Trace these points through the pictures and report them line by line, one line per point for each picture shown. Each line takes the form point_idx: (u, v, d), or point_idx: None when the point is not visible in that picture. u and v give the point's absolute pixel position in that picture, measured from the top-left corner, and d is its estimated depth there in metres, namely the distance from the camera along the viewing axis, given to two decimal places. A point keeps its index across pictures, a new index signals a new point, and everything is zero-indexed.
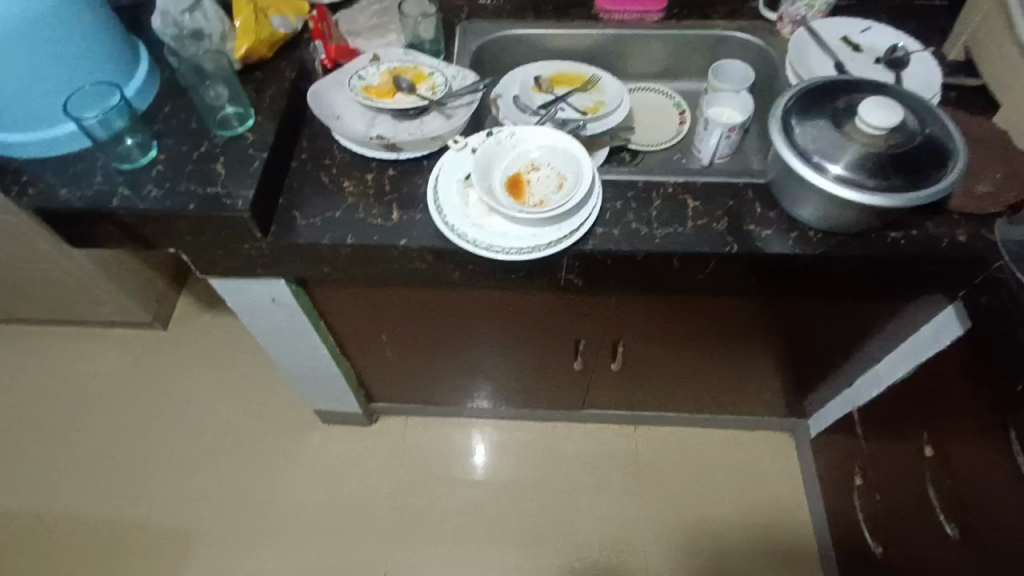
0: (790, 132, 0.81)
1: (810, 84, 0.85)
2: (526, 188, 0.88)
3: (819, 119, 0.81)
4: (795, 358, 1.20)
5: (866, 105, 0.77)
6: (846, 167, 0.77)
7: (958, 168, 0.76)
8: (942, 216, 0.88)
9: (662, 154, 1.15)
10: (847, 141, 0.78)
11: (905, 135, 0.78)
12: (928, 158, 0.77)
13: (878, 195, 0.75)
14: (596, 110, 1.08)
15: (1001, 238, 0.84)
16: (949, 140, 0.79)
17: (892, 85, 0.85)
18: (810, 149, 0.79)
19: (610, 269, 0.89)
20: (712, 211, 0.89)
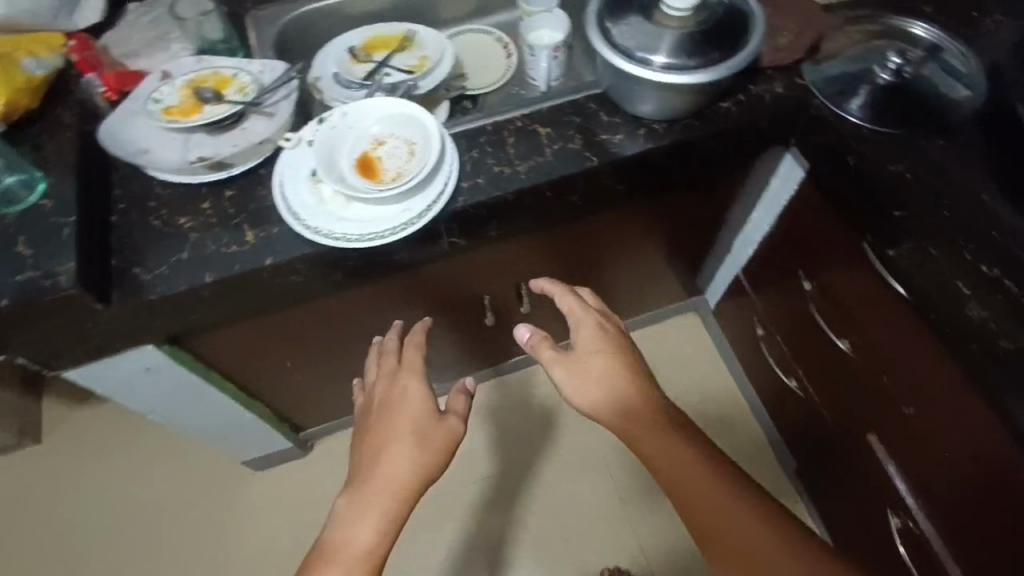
0: (610, 36, 0.82)
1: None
2: (378, 166, 0.83)
3: (632, 15, 0.83)
4: (677, 244, 1.28)
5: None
6: (670, 53, 0.80)
7: (761, 28, 0.82)
8: (759, 75, 0.94)
9: (502, 92, 1.14)
10: (662, 28, 0.80)
11: (708, 9, 0.82)
12: (733, 26, 0.82)
13: (705, 71, 0.79)
14: (422, 66, 1.04)
15: (810, 81, 0.93)
16: (745, 4, 0.84)
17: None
18: (633, 45, 0.81)
19: (488, 219, 0.88)
20: (564, 133, 0.89)
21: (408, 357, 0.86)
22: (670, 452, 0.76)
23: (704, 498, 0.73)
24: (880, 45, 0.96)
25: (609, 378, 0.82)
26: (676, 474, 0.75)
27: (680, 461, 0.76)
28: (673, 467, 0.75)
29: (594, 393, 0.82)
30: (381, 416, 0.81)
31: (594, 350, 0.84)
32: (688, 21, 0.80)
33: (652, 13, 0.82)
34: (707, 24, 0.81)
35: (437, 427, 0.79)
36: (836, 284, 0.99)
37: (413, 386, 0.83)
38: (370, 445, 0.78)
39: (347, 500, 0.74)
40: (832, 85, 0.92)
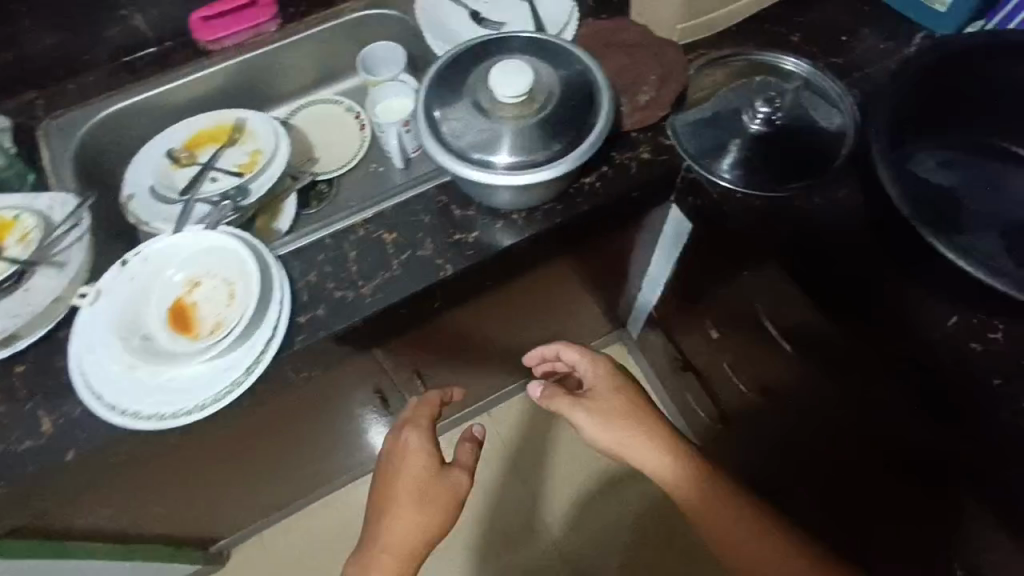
0: (440, 136, 0.72)
1: (434, 70, 0.76)
2: (195, 314, 0.71)
3: (461, 108, 0.73)
4: (582, 302, 1.19)
5: (494, 74, 0.70)
6: (512, 150, 0.70)
7: (608, 100, 0.73)
8: (621, 139, 0.86)
9: (360, 170, 1.03)
10: (498, 120, 0.71)
11: (546, 91, 0.72)
12: (578, 106, 0.72)
13: (556, 164, 0.69)
14: (252, 164, 0.90)
15: (676, 143, 0.85)
16: (590, 76, 0.74)
17: (508, 33, 0.79)
18: (468, 146, 0.71)
19: (339, 349, 0.77)
20: (414, 237, 0.79)
21: (417, 410, 0.82)
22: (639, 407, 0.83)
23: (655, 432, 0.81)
24: (745, 91, 0.89)
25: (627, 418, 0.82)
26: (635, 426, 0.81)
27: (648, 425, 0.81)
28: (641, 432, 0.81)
29: (615, 432, 0.81)
30: (385, 469, 0.77)
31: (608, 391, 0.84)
32: (523, 108, 0.71)
33: (482, 105, 0.72)
34: (546, 106, 0.71)
35: (440, 483, 0.75)
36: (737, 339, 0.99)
37: (415, 441, 0.78)
38: (377, 504, 0.76)
39: (354, 562, 0.74)
40: (700, 143, 0.85)
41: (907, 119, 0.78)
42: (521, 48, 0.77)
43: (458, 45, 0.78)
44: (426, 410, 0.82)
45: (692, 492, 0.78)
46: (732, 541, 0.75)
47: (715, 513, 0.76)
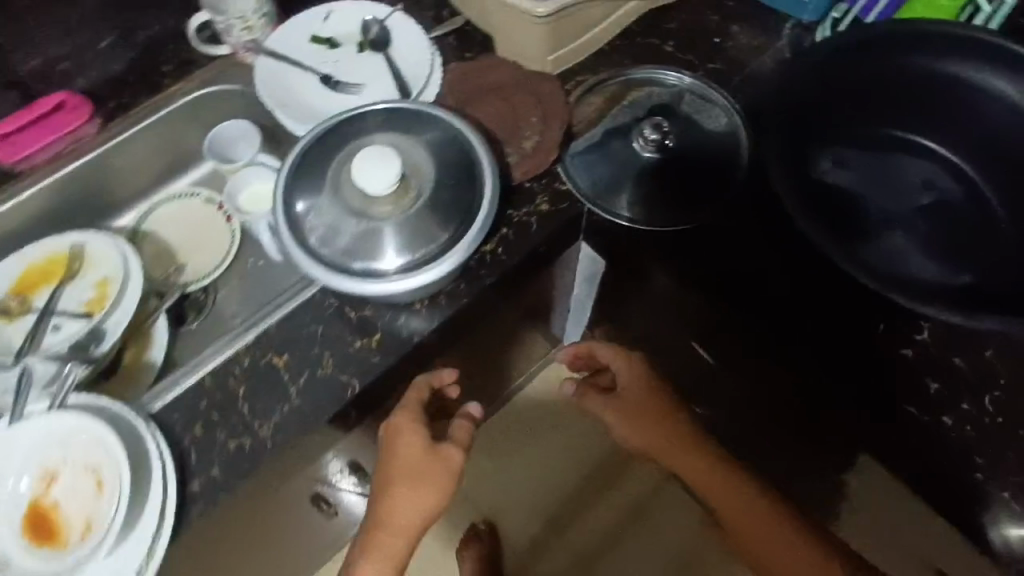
0: (313, 250, 0.64)
1: (288, 169, 0.68)
2: (61, 514, 0.61)
3: (329, 211, 0.65)
4: (517, 351, 1.13)
5: (353, 169, 0.62)
6: (395, 251, 0.63)
7: (490, 166, 0.66)
8: (516, 193, 0.79)
9: (236, 269, 0.92)
10: (373, 220, 0.63)
11: (418, 176, 0.65)
12: (458, 181, 0.65)
13: (448, 256, 0.62)
14: (101, 299, 0.77)
15: (573, 187, 0.79)
16: (462, 143, 0.67)
17: (363, 107, 0.70)
18: (346, 255, 0.63)
19: (250, 500, 0.68)
20: (309, 356, 0.70)
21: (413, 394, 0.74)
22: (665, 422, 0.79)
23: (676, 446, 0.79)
24: (630, 116, 0.84)
25: (661, 430, 0.79)
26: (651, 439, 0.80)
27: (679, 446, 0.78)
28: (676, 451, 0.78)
29: (637, 434, 0.81)
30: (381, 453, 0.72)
31: (636, 397, 0.81)
32: (397, 200, 0.63)
33: (352, 205, 0.64)
34: (422, 193, 0.64)
35: (429, 461, 0.69)
36: (678, 366, 0.98)
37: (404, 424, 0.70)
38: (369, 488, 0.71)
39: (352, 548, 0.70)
40: (597, 181, 0.80)
41: (799, 126, 0.76)
42: (382, 123, 0.69)
43: (310, 133, 0.69)
44: (418, 391, 0.74)
45: (729, 505, 0.75)
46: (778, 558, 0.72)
47: (763, 533, 0.73)
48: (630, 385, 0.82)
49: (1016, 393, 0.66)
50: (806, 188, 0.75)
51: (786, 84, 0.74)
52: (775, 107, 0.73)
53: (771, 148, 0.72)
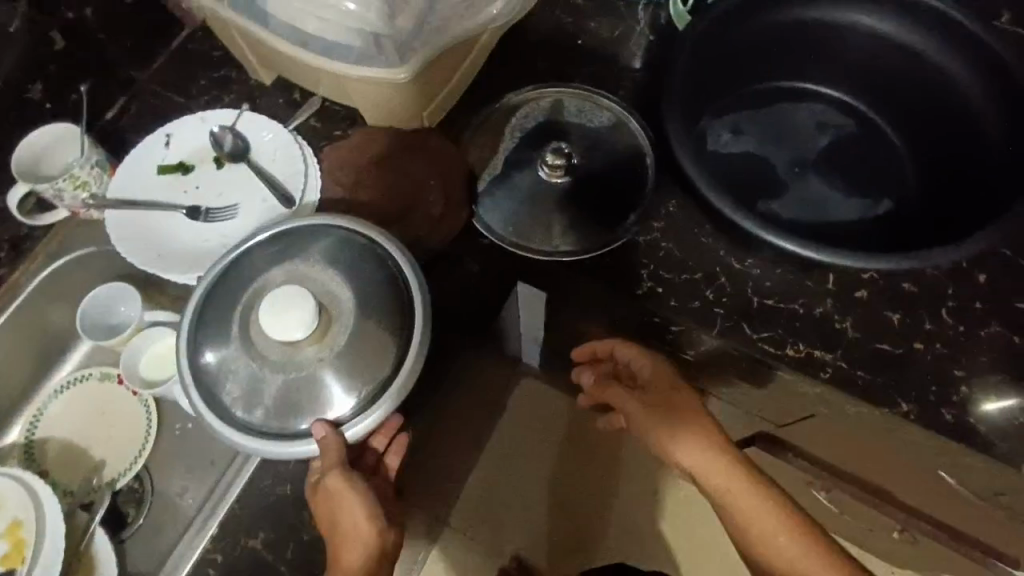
0: (245, 421, 0.57)
1: (188, 335, 0.59)
2: None
3: (249, 373, 0.57)
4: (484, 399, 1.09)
5: (263, 324, 0.55)
6: (338, 394, 0.57)
7: (412, 267, 0.60)
8: (440, 266, 0.74)
9: (164, 442, 0.81)
10: (302, 369, 0.57)
11: (333, 302, 0.59)
12: (377, 293, 0.60)
13: (397, 383, 0.57)
14: (19, 548, 0.67)
15: (494, 236, 0.74)
16: (367, 248, 0.61)
17: (249, 237, 0.62)
18: (285, 416, 0.57)
19: None
20: (286, 521, 0.63)
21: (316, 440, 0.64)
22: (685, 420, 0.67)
23: (692, 444, 0.66)
24: (525, 144, 0.80)
25: (681, 430, 0.67)
26: (670, 440, 0.67)
27: (696, 444, 0.66)
28: (689, 448, 0.66)
29: (652, 431, 0.68)
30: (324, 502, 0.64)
31: (660, 396, 0.68)
32: (323, 338, 0.57)
33: (273, 358, 0.57)
34: (347, 321, 0.59)
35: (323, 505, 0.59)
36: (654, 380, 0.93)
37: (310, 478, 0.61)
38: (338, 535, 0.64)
39: None
40: (518, 223, 0.76)
41: (694, 110, 0.76)
42: (277, 252, 0.61)
43: (198, 285, 0.61)
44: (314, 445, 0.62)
45: (741, 516, 0.64)
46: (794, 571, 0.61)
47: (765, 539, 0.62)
48: (657, 381, 0.69)
49: (964, 298, 0.69)
50: (714, 170, 0.75)
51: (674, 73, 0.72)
52: (672, 97, 0.71)
53: (681, 143, 0.70)
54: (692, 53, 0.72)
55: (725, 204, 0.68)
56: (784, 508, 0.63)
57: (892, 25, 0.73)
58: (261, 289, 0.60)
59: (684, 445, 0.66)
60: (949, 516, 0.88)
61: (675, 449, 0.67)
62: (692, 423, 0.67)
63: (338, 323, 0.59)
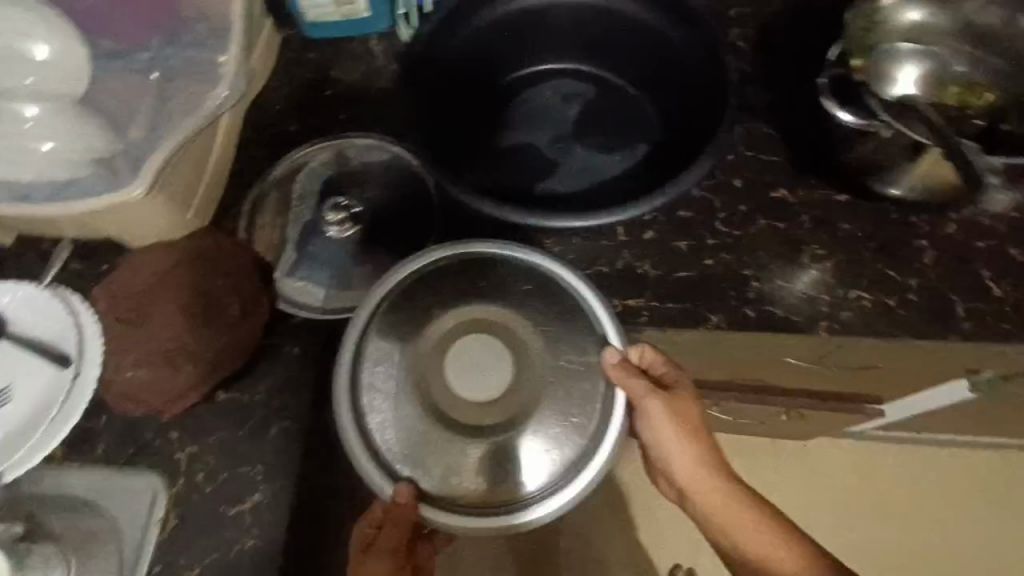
0: (422, 485, 0.57)
1: (344, 375, 0.59)
2: None
3: (431, 433, 0.57)
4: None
5: (467, 387, 0.57)
6: (536, 466, 0.57)
7: (605, 313, 0.61)
8: (261, 359, 0.72)
9: None
10: (500, 434, 0.57)
11: (529, 357, 0.59)
12: (571, 341, 0.60)
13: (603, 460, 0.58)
14: None
15: (302, 310, 0.73)
16: (547, 292, 0.61)
17: (401, 267, 0.61)
18: (472, 486, 0.57)
19: None
20: None
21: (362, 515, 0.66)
22: (696, 431, 0.68)
23: (688, 450, 0.68)
24: (309, 207, 0.79)
25: (694, 440, 0.68)
26: (671, 441, 0.68)
27: (699, 448, 0.69)
28: (698, 449, 0.69)
29: (669, 436, 0.67)
30: None
31: (683, 412, 0.67)
32: (516, 401, 0.58)
33: (452, 416, 0.57)
34: (542, 389, 0.58)
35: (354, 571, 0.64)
36: None
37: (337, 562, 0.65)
38: None
39: None
40: (325, 290, 0.74)
41: (442, 121, 0.76)
42: (445, 293, 0.60)
43: (361, 319, 0.60)
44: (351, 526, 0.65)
45: (724, 512, 0.68)
46: (737, 542, 0.67)
47: (738, 533, 0.67)
48: (687, 398, 0.68)
49: (733, 205, 0.76)
50: (483, 171, 0.77)
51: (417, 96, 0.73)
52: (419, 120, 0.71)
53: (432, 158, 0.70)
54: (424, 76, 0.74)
55: (489, 205, 0.67)
56: (761, 523, 0.67)
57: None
58: (437, 333, 0.59)
59: (680, 457, 0.69)
60: (817, 386, 0.98)
61: (672, 462, 0.69)
62: (696, 433, 0.68)
63: (531, 381, 0.58)
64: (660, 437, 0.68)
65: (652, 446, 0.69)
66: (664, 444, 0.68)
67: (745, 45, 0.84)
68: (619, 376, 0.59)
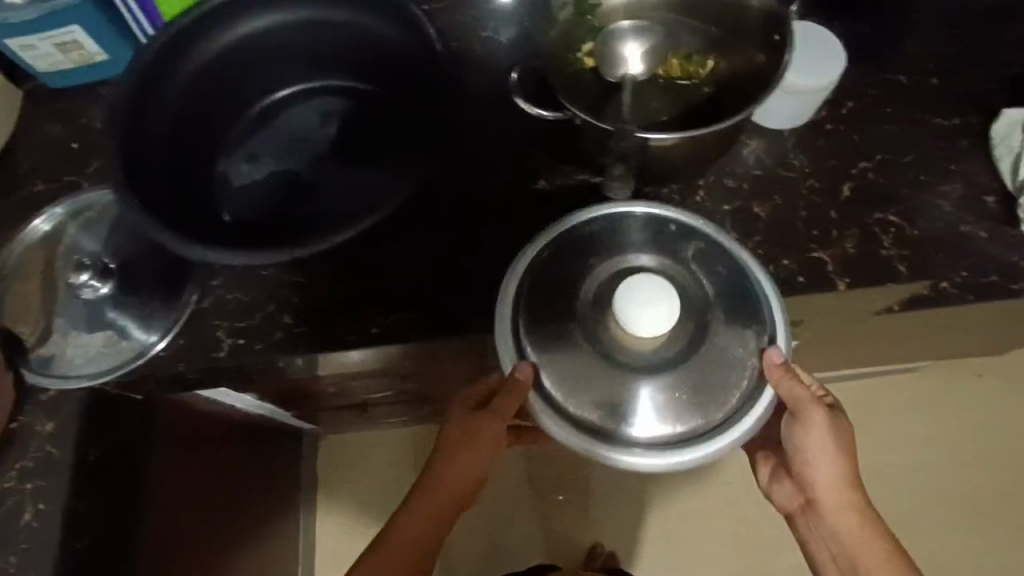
0: (554, 391, 0.63)
1: (512, 286, 0.66)
2: None
3: (591, 357, 0.63)
4: (269, 479, 1.06)
5: (627, 326, 0.60)
6: (670, 418, 0.62)
7: (773, 300, 0.65)
8: (13, 441, 0.69)
9: None
10: (653, 378, 0.62)
11: (693, 318, 0.64)
12: (725, 315, 0.64)
13: (714, 437, 0.61)
14: None
15: (51, 383, 0.71)
16: (713, 268, 0.66)
17: (585, 214, 0.68)
18: (601, 411, 0.62)
19: None
20: None
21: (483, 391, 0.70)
22: (845, 453, 0.67)
23: (842, 473, 0.68)
24: (62, 273, 0.75)
25: (834, 454, 0.67)
26: (815, 451, 0.67)
27: (838, 466, 0.68)
28: (828, 462, 0.67)
29: (811, 444, 0.67)
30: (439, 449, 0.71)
31: (833, 428, 0.67)
32: (672, 356, 0.63)
33: (611, 343, 0.63)
34: (698, 350, 0.63)
35: (468, 427, 0.68)
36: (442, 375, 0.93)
37: (455, 428, 0.69)
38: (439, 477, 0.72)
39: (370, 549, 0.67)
40: (84, 357, 0.72)
41: (171, 165, 0.71)
42: (635, 239, 0.66)
43: (529, 251, 0.67)
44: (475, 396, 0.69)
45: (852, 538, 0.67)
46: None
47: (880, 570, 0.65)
48: (836, 418, 0.67)
49: (493, 204, 0.77)
50: (229, 211, 0.73)
51: (128, 144, 0.67)
52: (130, 169, 0.66)
53: (145, 208, 0.65)
54: (137, 118, 0.69)
55: (219, 254, 0.64)
56: (892, 558, 0.66)
57: (322, 11, 0.75)
58: (614, 270, 0.65)
59: (830, 468, 0.68)
60: None
61: (810, 467, 0.69)
62: (844, 456, 0.67)
63: (690, 347, 0.63)
64: (808, 449, 0.68)
65: (800, 461, 0.69)
66: (813, 459, 0.68)
67: (502, 38, 0.83)
68: (777, 378, 0.62)
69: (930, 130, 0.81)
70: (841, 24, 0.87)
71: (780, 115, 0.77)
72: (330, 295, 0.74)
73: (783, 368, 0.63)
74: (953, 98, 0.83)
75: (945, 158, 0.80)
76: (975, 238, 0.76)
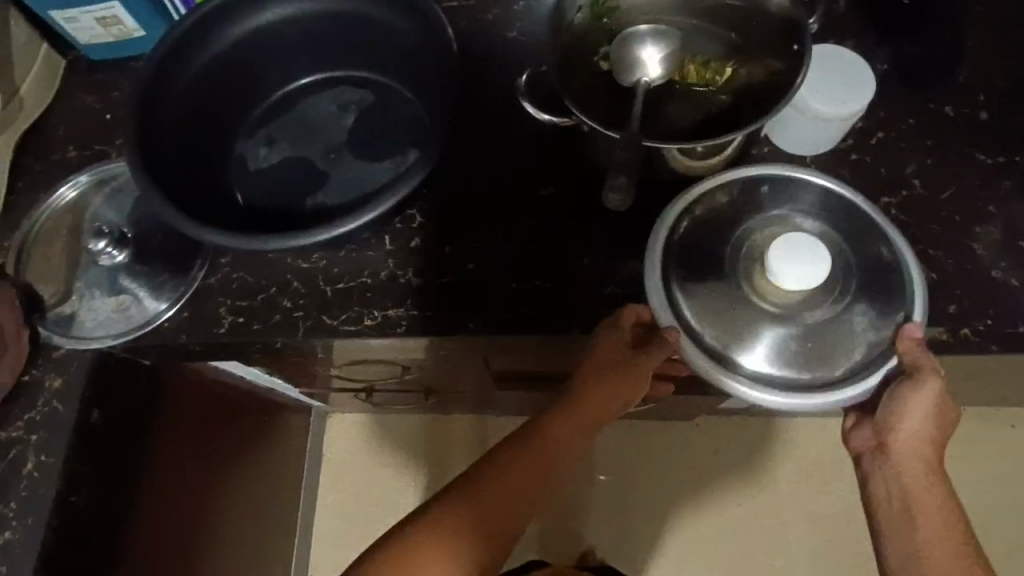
0: (701, 333, 0.63)
1: (666, 226, 0.67)
2: None
3: (739, 303, 0.64)
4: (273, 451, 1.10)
5: (780, 276, 0.61)
6: (804, 366, 0.62)
7: (916, 275, 0.64)
8: (22, 394, 0.73)
9: None
10: (793, 327, 0.63)
11: (840, 279, 0.64)
12: (863, 284, 0.64)
13: (849, 388, 0.61)
14: None
15: (61, 343, 0.74)
16: (866, 238, 0.65)
17: (735, 173, 0.68)
18: (738, 351, 0.63)
19: None
20: None
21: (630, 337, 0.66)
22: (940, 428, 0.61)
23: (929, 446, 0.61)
24: (82, 241, 0.78)
25: (929, 427, 0.60)
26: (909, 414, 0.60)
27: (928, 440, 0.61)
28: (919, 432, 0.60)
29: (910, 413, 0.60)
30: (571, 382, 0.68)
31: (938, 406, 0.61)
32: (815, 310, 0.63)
33: (758, 292, 0.63)
34: (838, 308, 0.63)
35: (611, 368, 0.65)
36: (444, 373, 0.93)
37: (597, 364, 0.65)
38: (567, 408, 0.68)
39: (492, 464, 0.64)
40: (95, 322, 0.75)
41: (187, 146, 0.74)
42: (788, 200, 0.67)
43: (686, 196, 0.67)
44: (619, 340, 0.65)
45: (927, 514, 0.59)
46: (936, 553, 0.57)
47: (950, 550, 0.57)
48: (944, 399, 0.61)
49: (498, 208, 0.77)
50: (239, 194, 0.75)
51: (147, 124, 0.70)
52: (144, 147, 0.69)
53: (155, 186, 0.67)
54: (157, 98, 0.72)
55: (223, 237, 0.66)
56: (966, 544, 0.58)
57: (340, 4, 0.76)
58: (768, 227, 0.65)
59: (922, 442, 0.61)
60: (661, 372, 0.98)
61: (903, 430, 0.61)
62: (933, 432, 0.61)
63: (832, 304, 0.63)
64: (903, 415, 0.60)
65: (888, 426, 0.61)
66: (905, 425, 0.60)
67: (525, 41, 0.83)
68: (906, 348, 0.61)
69: (970, 167, 0.77)
70: (886, 47, 0.82)
71: (800, 141, 0.74)
72: (329, 284, 0.76)
73: (917, 343, 0.61)
74: (1001, 134, 0.78)
75: (985, 198, 0.75)
76: (1006, 286, 0.71)
